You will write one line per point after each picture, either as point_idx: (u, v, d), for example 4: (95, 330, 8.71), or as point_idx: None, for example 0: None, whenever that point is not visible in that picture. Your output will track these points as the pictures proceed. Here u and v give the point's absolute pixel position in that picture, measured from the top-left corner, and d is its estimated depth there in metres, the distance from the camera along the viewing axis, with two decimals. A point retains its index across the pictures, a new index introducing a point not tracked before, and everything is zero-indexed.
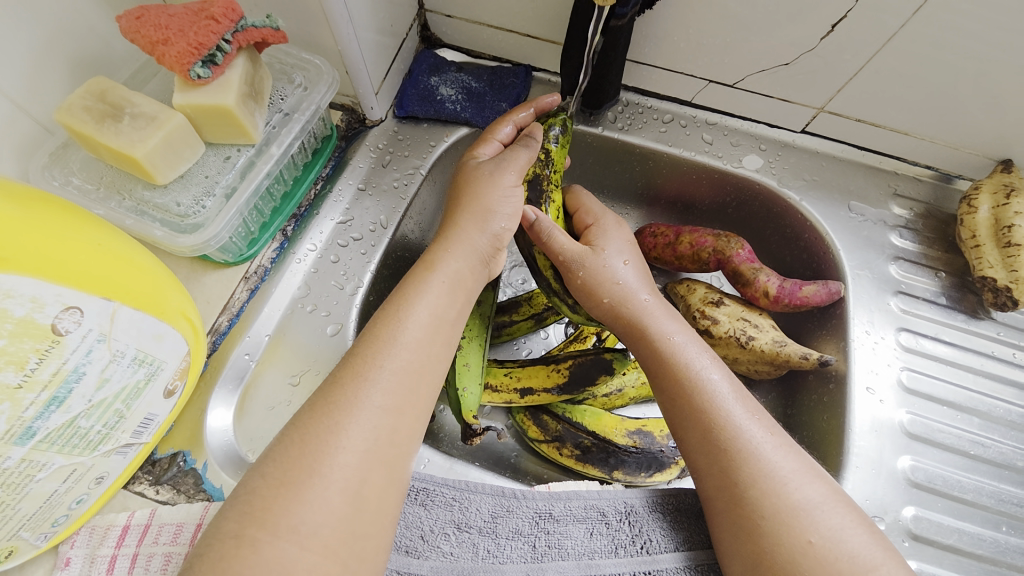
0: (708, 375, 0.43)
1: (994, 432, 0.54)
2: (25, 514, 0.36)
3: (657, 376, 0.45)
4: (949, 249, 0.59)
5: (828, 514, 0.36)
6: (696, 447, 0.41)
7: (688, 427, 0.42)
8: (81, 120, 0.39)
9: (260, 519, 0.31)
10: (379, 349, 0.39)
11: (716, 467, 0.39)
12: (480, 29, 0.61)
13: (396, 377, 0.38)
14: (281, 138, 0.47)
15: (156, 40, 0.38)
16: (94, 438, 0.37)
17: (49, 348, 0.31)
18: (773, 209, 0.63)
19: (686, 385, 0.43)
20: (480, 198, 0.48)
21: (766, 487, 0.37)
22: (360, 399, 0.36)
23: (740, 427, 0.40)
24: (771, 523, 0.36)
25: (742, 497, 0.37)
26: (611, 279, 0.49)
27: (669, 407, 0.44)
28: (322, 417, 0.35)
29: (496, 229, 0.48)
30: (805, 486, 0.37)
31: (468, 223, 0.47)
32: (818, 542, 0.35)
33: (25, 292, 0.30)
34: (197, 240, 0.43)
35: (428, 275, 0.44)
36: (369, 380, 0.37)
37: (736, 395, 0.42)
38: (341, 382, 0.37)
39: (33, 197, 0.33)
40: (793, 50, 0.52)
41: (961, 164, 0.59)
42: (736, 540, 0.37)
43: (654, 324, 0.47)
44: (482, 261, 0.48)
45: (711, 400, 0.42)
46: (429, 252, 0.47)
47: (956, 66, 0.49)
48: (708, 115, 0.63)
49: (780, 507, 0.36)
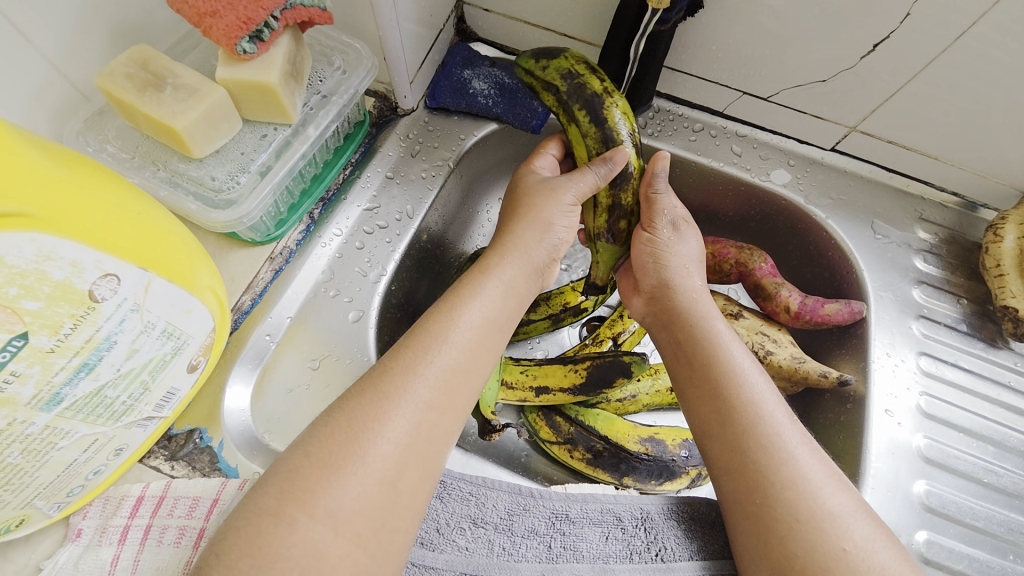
0: (752, 373, 0.43)
1: (1007, 461, 0.54)
2: (41, 481, 0.35)
3: (696, 364, 0.44)
4: (971, 276, 0.59)
5: (859, 525, 0.36)
6: (731, 442, 0.40)
7: (726, 422, 0.41)
8: (123, 88, 0.39)
9: (300, 499, 0.31)
10: (431, 346, 0.38)
11: (750, 468, 0.39)
12: (517, 26, 0.60)
13: (445, 375, 0.37)
14: (318, 120, 0.47)
15: (204, 12, 0.38)
16: (117, 409, 0.36)
17: (84, 314, 0.31)
18: (797, 225, 0.63)
19: (729, 378, 0.42)
20: (537, 206, 0.48)
21: (801, 490, 0.37)
22: (408, 391, 0.36)
23: (778, 429, 0.40)
24: (805, 527, 0.36)
25: (776, 502, 0.37)
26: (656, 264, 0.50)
27: (697, 403, 0.43)
28: (369, 403, 0.35)
29: (553, 240, 0.49)
30: (837, 494, 0.37)
31: (527, 232, 0.48)
32: (851, 550, 0.35)
33: (66, 255, 0.29)
34: (230, 217, 0.43)
35: (481, 277, 0.44)
36: (418, 374, 0.37)
37: (776, 397, 0.42)
38: (391, 371, 0.37)
39: (74, 159, 0.33)
40: (831, 68, 0.52)
41: (987, 193, 0.59)
42: (763, 544, 0.37)
43: (700, 317, 0.47)
44: (536, 269, 0.48)
45: (751, 398, 0.41)
46: (483, 255, 0.47)
47: (991, 95, 0.49)
48: (739, 127, 0.63)
49: (815, 511, 0.36)
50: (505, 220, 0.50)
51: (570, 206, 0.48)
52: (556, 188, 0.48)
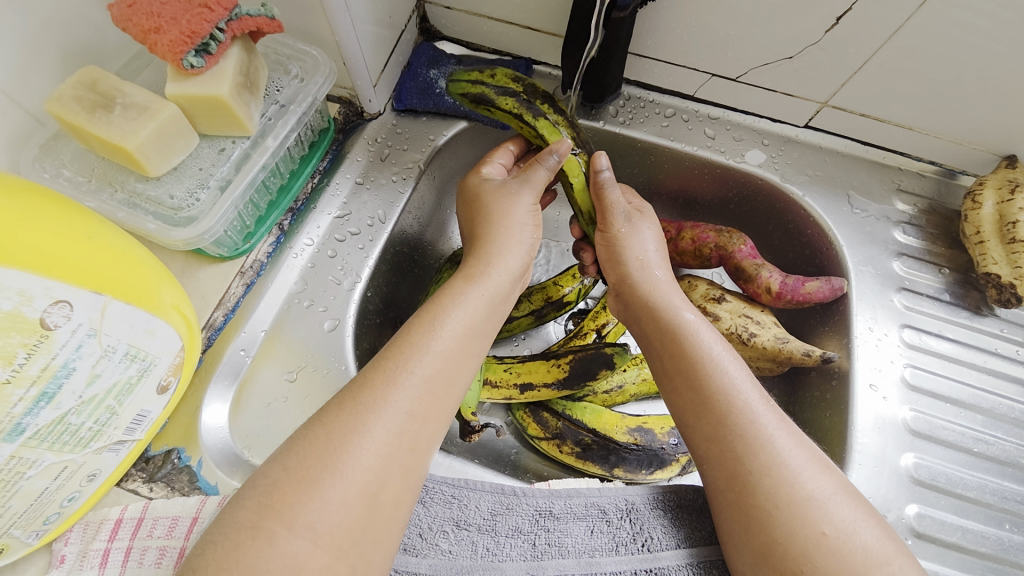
0: (725, 359, 0.42)
1: (997, 429, 0.54)
2: (15, 511, 0.35)
3: (669, 355, 0.44)
4: (952, 245, 0.59)
5: (841, 506, 0.36)
6: (709, 432, 0.40)
7: (702, 412, 0.40)
8: (72, 110, 0.38)
9: (279, 512, 0.31)
10: (411, 355, 0.38)
11: (728, 456, 0.38)
12: (480, 22, 0.60)
13: (427, 385, 0.37)
14: (277, 131, 0.46)
15: (149, 28, 0.38)
16: (85, 435, 0.36)
17: (38, 343, 0.30)
18: (775, 204, 0.62)
19: (702, 367, 0.42)
20: (507, 209, 0.48)
21: (779, 476, 0.36)
22: (389, 403, 0.35)
23: (755, 414, 0.39)
24: (785, 513, 0.35)
25: (756, 489, 0.36)
26: (620, 259, 0.50)
27: (673, 396, 0.43)
28: (348, 416, 0.34)
29: (527, 242, 0.48)
30: (816, 477, 0.37)
31: (505, 236, 0.47)
32: (832, 534, 0.34)
33: (13, 285, 0.29)
34: (190, 233, 0.42)
35: (464, 286, 0.44)
36: (399, 385, 0.36)
37: (753, 383, 0.41)
38: (371, 383, 0.36)
39: (21, 188, 0.32)
40: (797, 43, 0.52)
41: (965, 159, 0.58)
42: (745, 531, 0.36)
43: (672, 307, 0.46)
44: (518, 275, 0.48)
45: (726, 384, 0.41)
46: (465, 262, 0.47)
47: (959, 61, 0.48)
48: (710, 110, 0.62)
49: (794, 497, 0.36)
50: (473, 225, 0.49)
51: (532, 207, 0.49)
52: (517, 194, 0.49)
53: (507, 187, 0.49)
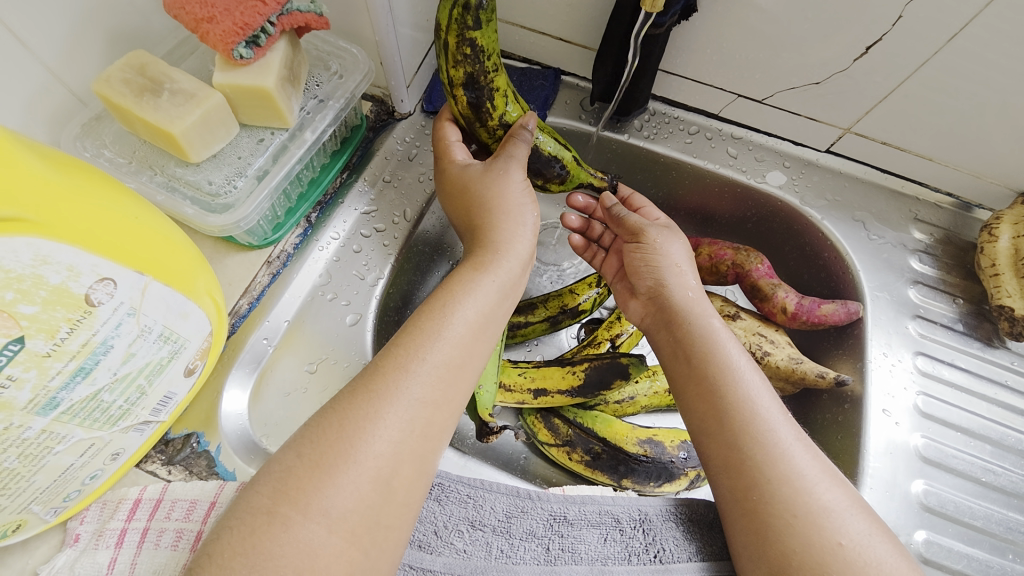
0: (745, 368, 0.43)
1: (1005, 460, 0.54)
2: (38, 486, 0.35)
3: (690, 364, 0.44)
4: (966, 276, 0.60)
5: (855, 520, 0.36)
6: (724, 443, 0.40)
7: (722, 422, 0.40)
8: (120, 93, 0.39)
9: (294, 497, 0.31)
10: (423, 344, 0.38)
11: (746, 464, 0.38)
12: (513, 31, 0.61)
13: (439, 371, 0.37)
14: (315, 125, 0.47)
15: (201, 18, 0.38)
16: (114, 413, 0.36)
17: (80, 318, 0.31)
18: (793, 226, 0.63)
19: (722, 374, 0.42)
20: (496, 197, 0.47)
21: (797, 485, 0.37)
22: (401, 390, 0.36)
23: (772, 424, 0.40)
24: (802, 522, 0.36)
25: (773, 497, 0.37)
26: (652, 264, 0.51)
27: (694, 399, 0.43)
28: (360, 403, 0.35)
29: (529, 222, 0.48)
30: (832, 488, 0.37)
31: (506, 223, 0.47)
32: (848, 545, 0.35)
33: (62, 260, 0.29)
34: (226, 220, 0.43)
35: (472, 273, 0.44)
36: (411, 372, 0.36)
37: (769, 393, 0.42)
38: (384, 369, 0.37)
39: (71, 164, 0.33)
40: (824, 70, 0.53)
41: (982, 193, 0.59)
42: (755, 542, 0.37)
43: (689, 309, 0.47)
44: (526, 259, 0.48)
45: (745, 392, 0.41)
46: (471, 253, 0.47)
47: (982, 97, 0.50)
48: (734, 129, 0.63)
49: (811, 507, 0.36)
50: (472, 217, 0.49)
51: (524, 183, 0.48)
52: (507, 174, 0.48)
53: (493, 172, 0.48)
